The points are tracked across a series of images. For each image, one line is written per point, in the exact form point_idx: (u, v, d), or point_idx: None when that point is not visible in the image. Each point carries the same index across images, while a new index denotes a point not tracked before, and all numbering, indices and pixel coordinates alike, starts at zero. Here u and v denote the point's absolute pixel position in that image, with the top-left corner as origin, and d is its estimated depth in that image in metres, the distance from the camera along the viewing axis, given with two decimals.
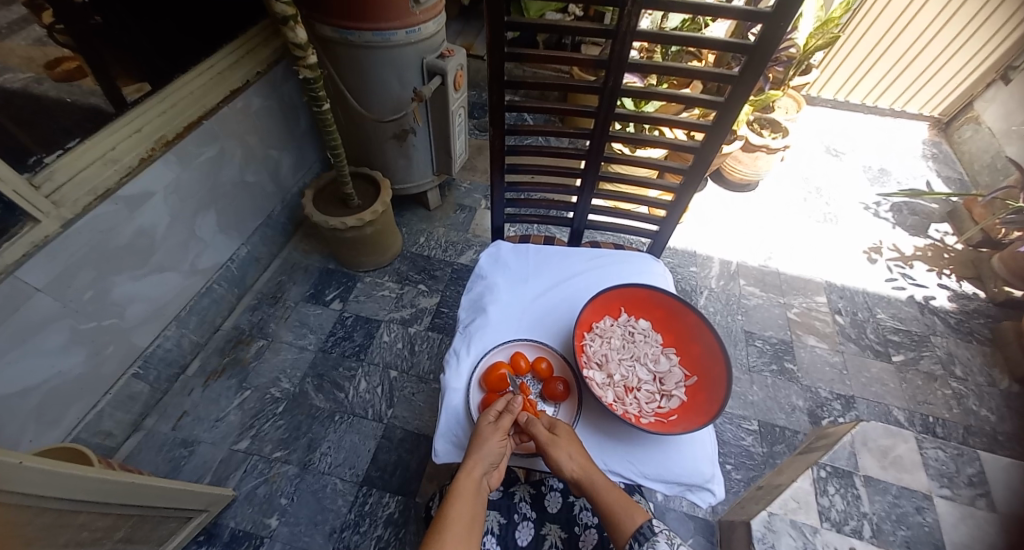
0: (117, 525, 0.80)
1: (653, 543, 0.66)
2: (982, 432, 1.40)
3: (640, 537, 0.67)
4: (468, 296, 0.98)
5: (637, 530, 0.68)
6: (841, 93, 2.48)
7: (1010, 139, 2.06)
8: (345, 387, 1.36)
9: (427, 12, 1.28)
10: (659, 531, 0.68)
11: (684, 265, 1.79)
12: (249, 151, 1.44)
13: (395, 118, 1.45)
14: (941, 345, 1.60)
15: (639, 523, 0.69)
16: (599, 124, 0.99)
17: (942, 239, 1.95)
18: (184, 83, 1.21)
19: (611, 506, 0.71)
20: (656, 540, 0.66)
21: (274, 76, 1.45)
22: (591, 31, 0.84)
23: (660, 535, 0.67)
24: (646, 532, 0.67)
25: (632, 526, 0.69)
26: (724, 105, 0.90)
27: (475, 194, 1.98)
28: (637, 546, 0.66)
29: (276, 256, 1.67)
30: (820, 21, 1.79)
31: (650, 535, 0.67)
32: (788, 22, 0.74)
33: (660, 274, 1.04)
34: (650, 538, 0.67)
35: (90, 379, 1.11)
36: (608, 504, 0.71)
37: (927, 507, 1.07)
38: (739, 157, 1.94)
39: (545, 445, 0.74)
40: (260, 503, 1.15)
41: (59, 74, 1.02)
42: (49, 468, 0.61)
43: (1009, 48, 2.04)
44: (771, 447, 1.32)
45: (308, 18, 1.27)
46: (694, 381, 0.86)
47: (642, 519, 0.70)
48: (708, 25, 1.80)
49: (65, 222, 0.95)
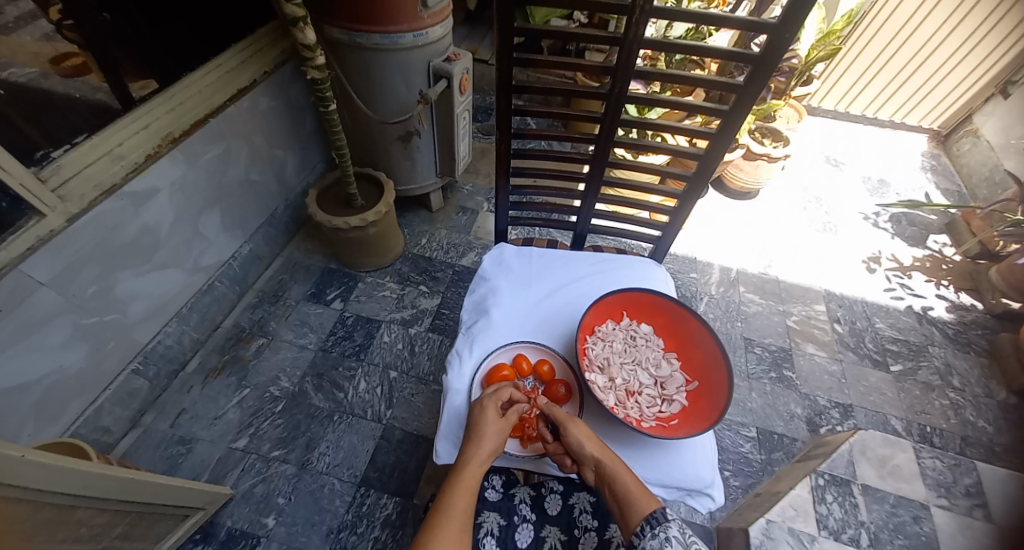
0: (116, 521, 0.80)
1: (666, 527, 0.64)
2: (980, 442, 1.40)
3: (653, 520, 0.65)
4: (470, 298, 0.98)
5: (651, 514, 0.66)
6: (841, 104, 2.50)
7: (1009, 152, 2.08)
8: (345, 387, 1.36)
9: (435, 16, 1.29)
10: (672, 517, 0.65)
11: (685, 271, 1.80)
12: (254, 150, 1.44)
13: (400, 120, 1.47)
14: (939, 355, 1.61)
15: (652, 508, 0.67)
16: (604, 130, 1.00)
17: (941, 250, 1.97)
18: (193, 81, 1.22)
19: (626, 490, 0.69)
20: (671, 524, 0.64)
21: (280, 77, 1.46)
22: (598, 39, 0.85)
23: (673, 521, 0.64)
24: (660, 516, 0.65)
25: (645, 510, 0.67)
26: (728, 113, 0.91)
27: (477, 196, 1.99)
28: (649, 529, 0.64)
29: (278, 255, 1.67)
30: (823, 32, 1.80)
31: (663, 519, 0.65)
32: (793, 33, 0.75)
33: (662, 279, 1.04)
34: (663, 522, 0.64)
35: (91, 374, 1.10)
36: (624, 488, 0.69)
37: (925, 517, 1.08)
38: (740, 165, 1.95)
39: (564, 423, 0.75)
40: (257, 503, 1.14)
41: (65, 69, 1.00)
42: (51, 463, 0.61)
43: (1008, 63, 2.06)
44: (769, 455, 1.32)
45: (317, 19, 1.28)
46: (695, 386, 0.86)
47: (656, 505, 0.68)
48: (712, 35, 1.82)
49: (71, 217, 0.95)
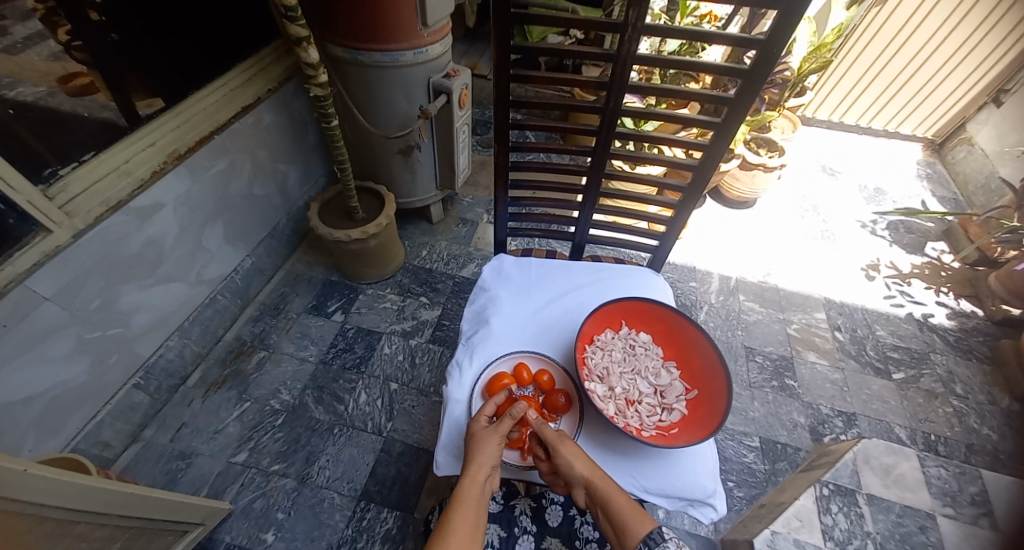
0: (115, 536, 0.79)
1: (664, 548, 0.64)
2: (985, 450, 1.39)
3: (650, 541, 0.65)
4: (470, 308, 0.99)
5: (647, 534, 0.66)
6: (835, 114, 2.53)
7: (1003, 160, 2.10)
8: (345, 399, 1.36)
9: (435, 33, 1.33)
10: (669, 537, 0.65)
11: (684, 280, 1.80)
12: (257, 165, 1.47)
13: (401, 134, 1.49)
14: (941, 363, 1.60)
15: (648, 528, 0.67)
16: (600, 142, 1.01)
17: (939, 257, 1.98)
18: (199, 99, 1.25)
19: (620, 511, 0.69)
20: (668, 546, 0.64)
21: (283, 94, 1.49)
22: (592, 55, 0.87)
23: (670, 541, 0.65)
24: (657, 538, 0.65)
25: (641, 531, 0.67)
26: (721, 126, 0.92)
27: (477, 208, 2.01)
28: None
29: (279, 268, 1.68)
30: (814, 45, 1.86)
31: (660, 540, 0.65)
32: (782, 48, 0.77)
33: (660, 288, 1.05)
34: (660, 543, 0.64)
35: (92, 388, 1.11)
36: (618, 508, 0.69)
37: (931, 527, 1.08)
38: (736, 175, 1.98)
39: (553, 442, 0.74)
40: (257, 517, 1.13)
41: (72, 88, 1.01)
42: (52, 476, 0.61)
43: (1000, 72, 2.10)
44: (772, 465, 1.31)
45: (320, 38, 1.31)
46: (694, 394, 0.86)
47: (651, 525, 0.68)
48: (705, 48, 1.86)
49: (77, 232, 0.97)
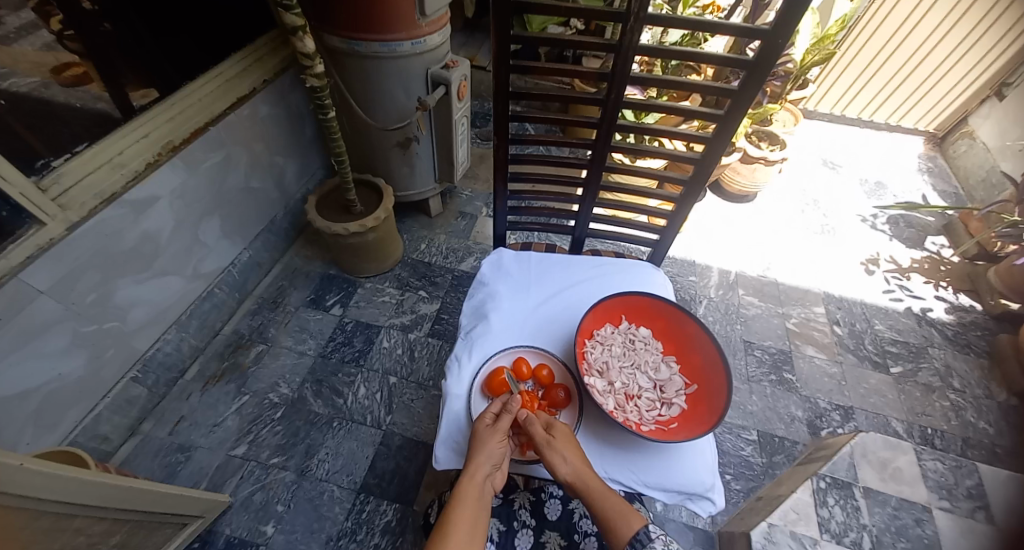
0: (114, 530, 0.79)
1: None
2: (980, 444, 1.40)
3: (637, 543, 0.65)
4: (469, 303, 0.98)
5: (634, 535, 0.67)
6: (837, 107, 2.52)
7: (1005, 154, 2.09)
8: (344, 393, 1.36)
9: (433, 24, 1.31)
10: (656, 536, 0.66)
11: (684, 274, 1.80)
12: (254, 158, 1.45)
13: (399, 127, 1.47)
14: (939, 357, 1.61)
15: (636, 527, 0.68)
16: (600, 135, 1.00)
17: (939, 252, 1.97)
18: (194, 89, 1.23)
19: (608, 512, 0.69)
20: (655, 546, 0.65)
21: (280, 85, 1.47)
22: (593, 46, 0.85)
23: (656, 541, 0.65)
24: (643, 539, 0.66)
25: (629, 531, 0.67)
26: (723, 118, 0.91)
27: (476, 201, 1.99)
28: None
29: (277, 261, 1.67)
30: (817, 37, 1.82)
31: (647, 541, 0.65)
32: (786, 38, 0.76)
33: (660, 283, 1.05)
34: (646, 544, 0.65)
35: (89, 382, 1.10)
36: (600, 515, 0.69)
37: (926, 520, 1.10)
38: (737, 168, 1.96)
39: (541, 446, 0.73)
40: (257, 510, 1.13)
41: (66, 79, 1.01)
42: (49, 471, 0.61)
43: (1003, 65, 2.08)
44: (770, 458, 1.32)
45: (316, 28, 1.29)
46: (694, 389, 0.86)
47: (640, 523, 0.68)
48: (707, 39, 1.84)
49: (71, 225, 0.96)
